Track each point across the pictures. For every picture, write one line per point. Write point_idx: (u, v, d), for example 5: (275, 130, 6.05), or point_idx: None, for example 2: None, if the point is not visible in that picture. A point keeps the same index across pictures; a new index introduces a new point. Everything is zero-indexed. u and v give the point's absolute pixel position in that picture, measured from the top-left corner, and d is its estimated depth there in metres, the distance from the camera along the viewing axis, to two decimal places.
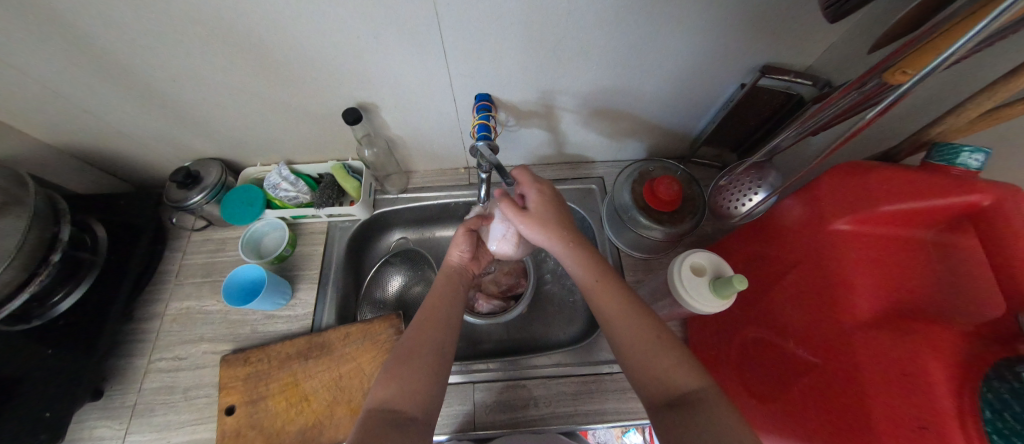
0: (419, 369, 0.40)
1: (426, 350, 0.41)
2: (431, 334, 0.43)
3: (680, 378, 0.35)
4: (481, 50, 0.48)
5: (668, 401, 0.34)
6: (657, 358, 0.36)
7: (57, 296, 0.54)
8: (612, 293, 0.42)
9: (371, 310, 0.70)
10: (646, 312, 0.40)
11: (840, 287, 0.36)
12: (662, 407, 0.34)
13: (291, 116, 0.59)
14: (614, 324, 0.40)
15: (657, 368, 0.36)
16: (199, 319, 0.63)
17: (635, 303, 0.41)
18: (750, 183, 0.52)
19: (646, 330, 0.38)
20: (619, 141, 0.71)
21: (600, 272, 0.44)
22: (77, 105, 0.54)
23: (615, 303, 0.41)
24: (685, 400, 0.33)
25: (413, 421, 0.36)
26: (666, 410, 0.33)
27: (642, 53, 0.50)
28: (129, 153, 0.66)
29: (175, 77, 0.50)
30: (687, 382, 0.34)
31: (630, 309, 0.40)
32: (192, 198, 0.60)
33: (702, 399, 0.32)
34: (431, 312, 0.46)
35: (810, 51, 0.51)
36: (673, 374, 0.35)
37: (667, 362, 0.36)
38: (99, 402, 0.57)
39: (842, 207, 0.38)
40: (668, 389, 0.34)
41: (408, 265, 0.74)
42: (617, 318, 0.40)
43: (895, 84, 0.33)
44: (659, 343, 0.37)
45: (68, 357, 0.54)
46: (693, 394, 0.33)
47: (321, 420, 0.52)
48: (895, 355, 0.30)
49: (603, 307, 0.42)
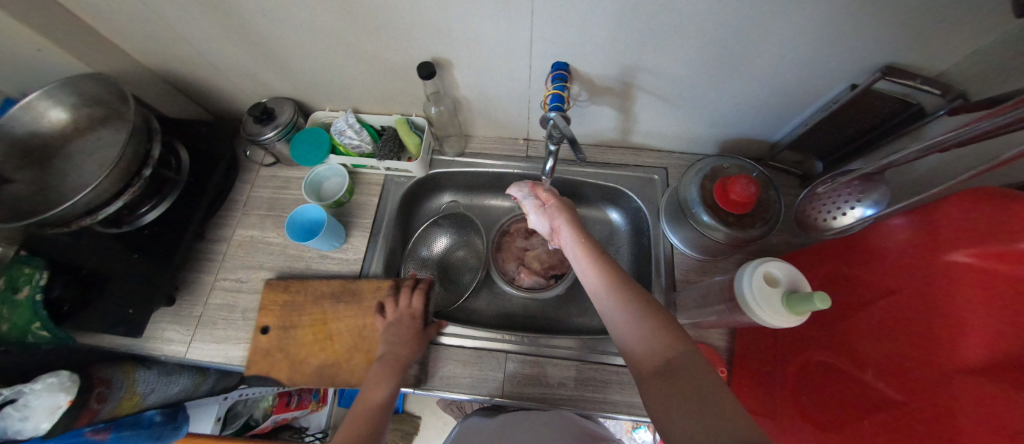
0: (390, 378, 0.50)
1: (394, 365, 0.52)
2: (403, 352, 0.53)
3: (662, 345, 0.36)
4: (570, 15, 0.45)
5: (654, 370, 0.35)
6: (639, 325, 0.39)
7: (144, 207, 0.60)
8: (602, 268, 0.46)
9: (416, 266, 0.72)
10: (631, 287, 0.43)
11: (947, 326, 0.32)
12: (650, 377, 0.36)
13: (365, 64, 0.59)
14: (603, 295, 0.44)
15: (640, 336, 0.38)
16: (260, 248, 0.67)
17: (623, 276, 0.44)
18: (847, 195, 0.47)
19: (630, 299, 0.41)
20: (693, 132, 0.66)
21: (597, 253, 0.48)
22: (174, 29, 0.57)
23: (606, 274, 0.45)
24: (669, 368, 0.34)
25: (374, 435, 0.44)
26: (652, 379, 0.35)
27: (747, 36, 0.45)
28: (213, 83, 0.69)
29: (261, 11, 0.51)
30: (670, 350, 0.36)
31: (618, 279, 0.44)
32: (265, 134, 0.63)
33: (685, 366, 0.34)
34: (404, 333, 0.55)
35: (955, 52, 0.43)
36: (656, 342, 0.37)
37: (649, 331, 0.38)
38: (172, 308, 0.63)
39: (968, 236, 0.33)
40: (653, 359, 0.36)
41: (456, 228, 0.75)
42: (608, 288, 0.43)
43: None
44: (641, 308, 0.40)
45: (149, 263, 0.60)
46: (677, 362, 0.34)
47: (340, 361, 0.56)
48: (1003, 407, 0.26)
49: (595, 281, 0.45)
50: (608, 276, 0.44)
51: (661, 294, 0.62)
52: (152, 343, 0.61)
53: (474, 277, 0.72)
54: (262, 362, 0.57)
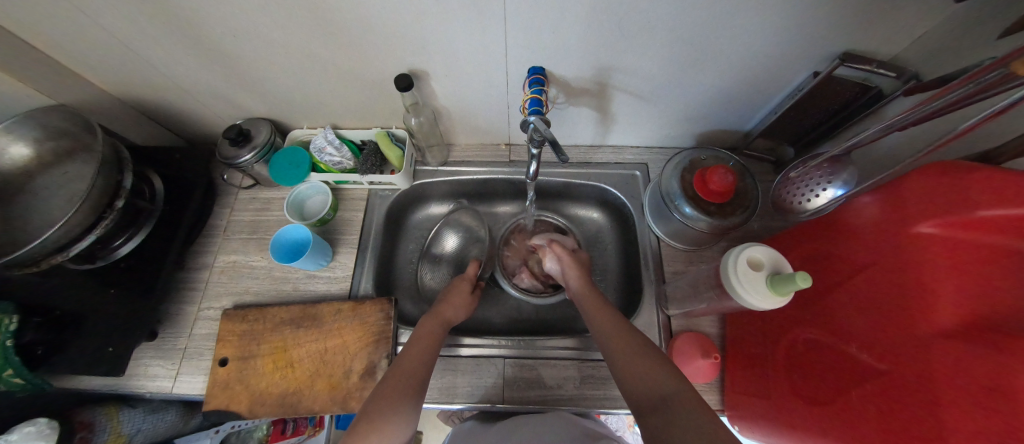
0: (397, 404, 0.40)
1: (405, 387, 0.42)
2: (414, 372, 0.44)
3: (657, 382, 0.38)
4: (541, 19, 0.46)
5: (651, 405, 0.36)
6: (637, 364, 0.41)
7: (119, 240, 0.58)
8: (607, 318, 0.49)
9: (432, 267, 0.73)
10: (631, 332, 0.45)
11: (918, 295, 0.34)
12: (648, 411, 0.36)
13: (341, 79, 0.59)
14: (607, 338, 0.46)
15: (637, 374, 0.40)
16: (244, 273, 0.65)
17: (623, 323, 0.47)
18: (818, 177, 0.49)
19: (629, 341, 0.44)
20: (669, 127, 0.68)
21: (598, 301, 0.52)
22: (140, 56, 0.55)
23: (608, 321, 0.48)
24: (665, 402, 0.35)
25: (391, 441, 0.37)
26: (651, 414, 0.36)
27: (714, 32, 0.47)
28: (184, 108, 0.68)
29: (233, 33, 0.51)
30: (666, 388, 0.37)
31: (621, 327, 0.46)
32: (243, 156, 0.62)
33: (680, 401, 0.35)
34: (415, 352, 0.46)
35: (905, 36, 0.45)
36: (653, 380, 0.38)
37: (646, 369, 0.40)
38: (153, 342, 0.61)
39: (932, 209, 0.35)
40: (651, 394, 0.37)
41: (463, 226, 0.75)
42: (611, 334, 0.46)
43: (1021, 77, 0.29)
44: (639, 350, 0.42)
45: (130, 298, 0.57)
46: (671, 398, 0.35)
47: (302, 389, 0.54)
48: (979, 369, 0.28)
49: (599, 325, 0.48)
50: (610, 323, 0.47)
51: (651, 287, 0.63)
52: (134, 381, 0.58)
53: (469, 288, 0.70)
54: (219, 396, 0.54)
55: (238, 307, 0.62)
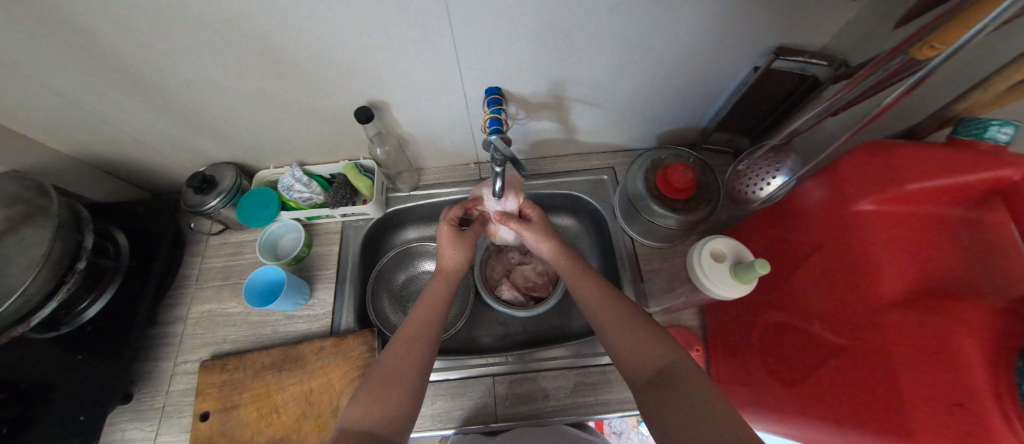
0: (399, 390, 0.41)
1: (407, 371, 0.42)
2: (412, 353, 0.44)
3: (652, 354, 0.39)
4: (490, 43, 0.48)
5: (647, 380, 0.38)
6: (630, 339, 0.41)
7: (84, 302, 0.55)
8: (589, 284, 0.48)
9: (388, 263, 0.73)
10: (624, 303, 0.45)
11: (866, 268, 0.37)
12: (643, 385, 0.38)
13: (302, 117, 0.59)
14: (596, 311, 0.45)
15: (630, 347, 0.40)
16: (221, 321, 0.64)
17: (612, 292, 0.46)
18: (767, 166, 0.52)
19: (620, 315, 0.43)
20: (629, 130, 0.70)
21: (580, 265, 0.51)
22: (95, 113, 0.55)
23: (593, 291, 0.46)
24: (662, 377, 0.37)
25: (377, 438, 0.38)
26: (647, 389, 0.37)
27: (654, 40, 0.49)
28: (146, 160, 0.67)
29: (187, 82, 0.51)
30: (661, 358, 0.38)
31: (612, 299, 0.45)
32: (208, 203, 0.61)
33: (676, 375, 0.36)
34: (416, 329, 0.47)
35: (825, 31, 0.49)
36: (648, 352, 0.39)
37: (640, 341, 0.40)
38: (129, 405, 0.58)
39: (866, 186, 0.37)
40: (646, 367, 0.39)
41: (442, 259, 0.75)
42: (597, 307, 0.45)
43: (922, 59, 0.32)
44: (632, 322, 0.42)
45: (101, 360, 0.55)
46: (668, 369, 0.37)
47: (289, 434, 0.52)
48: (928, 335, 0.31)
49: (585, 296, 0.47)
50: (596, 295, 0.46)
51: (630, 287, 0.64)
52: None
53: (460, 316, 0.70)
54: None
55: (216, 357, 0.60)
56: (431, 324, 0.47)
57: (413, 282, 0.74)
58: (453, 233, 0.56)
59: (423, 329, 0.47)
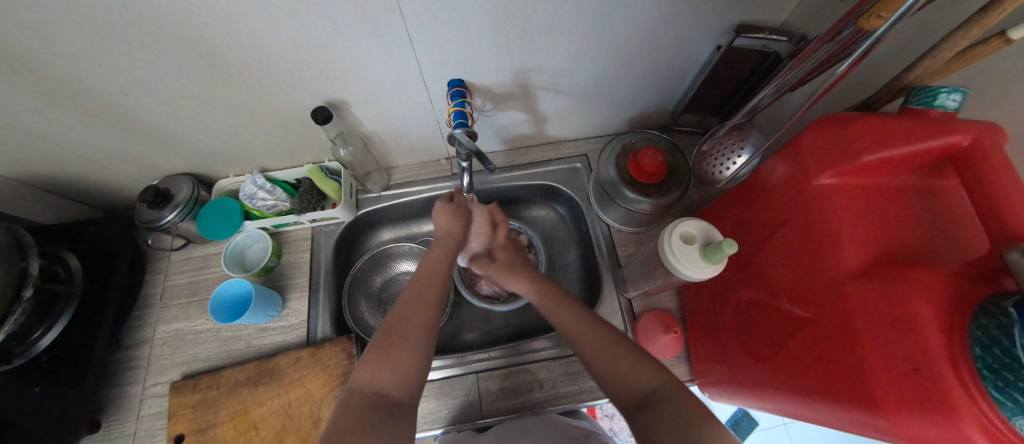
0: (410, 348, 0.41)
1: (415, 333, 0.43)
2: (420, 315, 0.44)
3: (640, 377, 0.38)
4: (447, 34, 0.46)
5: (639, 403, 0.37)
6: (619, 365, 0.40)
7: (36, 332, 0.51)
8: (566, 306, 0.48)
9: (366, 264, 0.71)
10: (604, 326, 0.44)
11: (829, 242, 0.37)
12: (635, 410, 0.37)
13: (256, 120, 0.57)
14: (579, 342, 0.44)
15: (614, 369, 0.40)
16: (190, 339, 0.61)
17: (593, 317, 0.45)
18: (732, 145, 0.54)
19: (603, 340, 0.42)
20: (599, 116, 0.70)
21: (556, 295, 0.50)
22: (24, 131, 0.51)
23: (574, 318, 0.46)
24: (651, 400, 0.36)
25: (401, 406, 0.38)
26: (639, 412, 0.36)
27: (615, 23, 0.48)
28: (91, 177, 0.63)
29: (125, 91, 0.48)
30: (649, 382, 0.38)
31: (594, 327, 0.44)
32: (165, 217, 0.58)
33: (666, 397, 0.36)
34: (419, 293, 0.47)
35: (784, 6, 0.49)
36: (635, 376, 0.38)
37: (630, 368, 0.39)
38: (98, 434, 0.56)
39: (826, 160, 0.38)
40: (635, 393, 0.38)
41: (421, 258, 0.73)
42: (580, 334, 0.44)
43: (872, 29, 0.32)
44: (615, 351, 0.41)
45: (62, 391, 0.52)
46: (657, 393, 0.37)
47: None
48: (887, 303, 0.31)
49: (564, 323, 0.46)
50: (579, 323, 0.45)
51: (609, 274, 0.64)
52: None
53: (440, 315, 0.69)
54: None
55: (187, 377, 0.58)
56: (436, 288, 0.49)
57: (391, 284, 0.72)
58: (445, 203, 0.57)
59: (425, 296, 0.47)
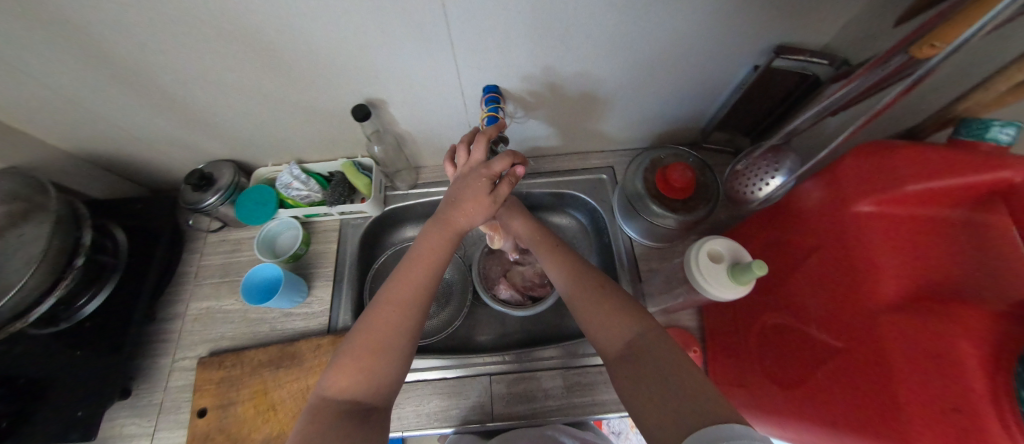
0: (388, 360, 0.40)
1: (389, 342, 0.40)
2: (398, 324, 0.41)
3: (625, 331, 0.39)
4: (488, 42, 0.47)
5: (618, 355, 0.39)
6: (602, 313, 0.41)
7: (82, 299, 0.55)
8: (562, 255, 0.49)
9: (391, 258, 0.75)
10: (595, 276, 0.45)
11: (866, 271, 0.36)
12: (615, 360, 0.39)
13: (299, 114, 0.59)
14: (569, 284, 0.46)
15: (603, 325, 0.41)
16: (219, 318, 0.64)
17: (602, 285, 0.44)
18: (766, 167, 0.53)
19: (590, 287, 0.44)
20: (628, 129, 0.70)
21: (554, 241, 0.52)
22: (93, 111, 0.55)
23: (583, 290, 0.44)
24: (631, 353, 0.37)
25: (374, 410, 0.38)
26: (618, 363, 0.38)
27: (651, 37, 0.49)
28: (144, 157, 0.67)
29: (185, 80, 0.51)
30: (628, 333, 0.39)
31: (601, 297, 0.42)
32: (206, 200, 0.61)
33: (643, 348, 0.37)
34: (399, 294, 0.43)
35: (827, 30, 0.48)
36: (622, 329, 0.39)
37: (610, 315, 0.41)
38: (128, 400, 0.59)
39: (866, 188, 0.37)
40: (613, 343, 0.39)
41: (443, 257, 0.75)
42: (586, 304, 0.43)
43: (924, 58, 0.32)
44: (598, 294, 0.43)
45: (100, 356, 0.55)
46: (636, 344, 0.38)
47: (285, 431, 0.52)
48: (925, 337, 0.30)
49: (574, 293, 0.45)
50: (590, 294, 0.43)
51: (628, 287, 0.64)
52: None
53: (456, 315, 0.71)
54: None
55: (214, 354, 0.60)
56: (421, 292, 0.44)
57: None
58: None
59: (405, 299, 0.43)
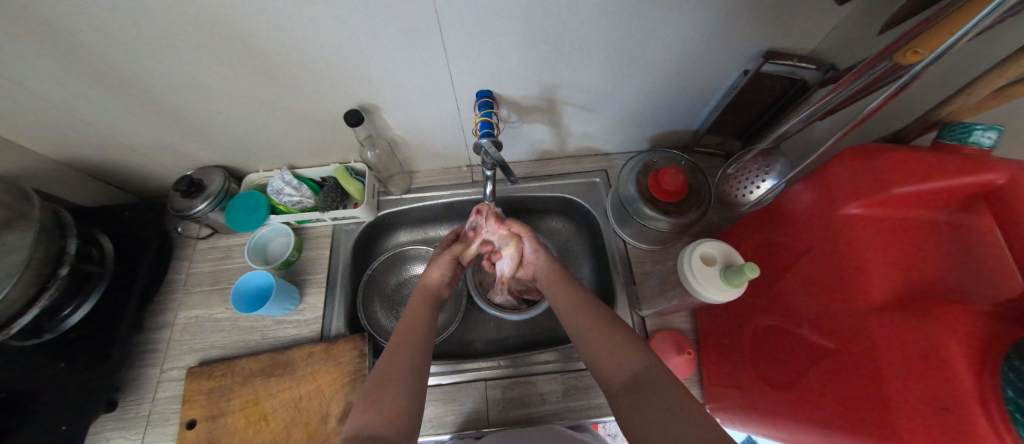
0: (399, 389, 0.39)
1: (401, 373, 0.40)
2: (401, 356, 0.42)
3: (628, 361, 0.39)
4: (480, 47, 0.47)
5: (623, 386, 0.37)
6: (608, 345, 0.41)
7: (67, 309, 0.54)
8: (566, 289, 0.50)
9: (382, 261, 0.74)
10: (598, 308, 0.45)
11: (854, 273, 0.37)
12: (619, 392, 0.37)
13: (291, 119, 0.59)
14: (570, 315, 0.46)
15: (607, 355, 0.40)
16: (209, 326, 0.63)
17: (608, 316, 0.43)
18: (757, 170, 0.54)
19: (594, 319, 0.44)
20: (621, 133, 0.70)
21: (561, 272, 0.53)
22: (77, 116, 0.54)
23: (589, 320, 0.44)
24: (636, 384, 0.36)
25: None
26: (622, 395, 0.37)
27: (644, 42, 0.49)
28: (131, 163, 0.66)
29: (174, 85, 0.51)
30: (636, 364, 0.38)
31: (606, 329, 0.42)
32: (196, 207, 0.60)
33: (651, 381, 0.36)
34: (404, 334, 0.45)
35: (814, 35, 0.49)
36: (625, 359, 0.39)
37: (617, 347, 0.40)
38: (115, 412, 0.57)
39: (853, 191, 0.38)
40: (621, 373, 0.38)
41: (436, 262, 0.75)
42: (592, 334, 0.43)
43: (908, 64, 0.33)
44: (606, 327, 0.42)
45: (85, 368, 0.54)
46: (642, 376, 0.37)
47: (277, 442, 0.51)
48: (913, 338, 0.31)
49: (579, 325, 0.45)
50: (595, 325, 0.43)
51: (623, 290, 0.64)
52: None
53: (452, 320, 0.69)
54: None
55: (204, 363, 0.59)
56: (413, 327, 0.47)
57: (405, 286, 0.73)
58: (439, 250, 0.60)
59: (411, 336, 0.45)
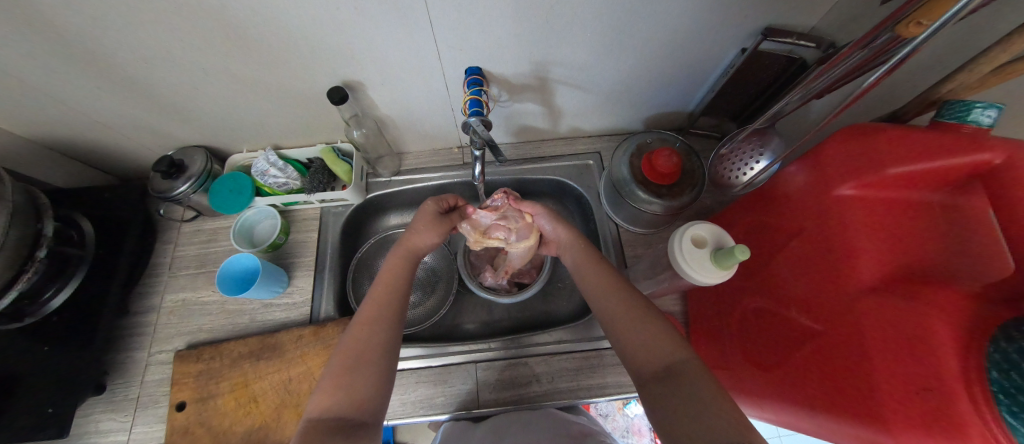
0: (366, 373, 0.38)
1: (371, 353, 0.39)
2: (374, 336, 0.41)
3: (664, 353, 0.38)
4: (469, 20, 0.45)
5: (655, 373, 0.37)
6: (642, 335, 0.39)
7: (48, 292, 0.53)
8: (599, 275, 0.46)
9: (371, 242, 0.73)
10: (634, 295, 0.43)
11: (845, 256, 0.37)
12: (650, 379, 0.37)
13: (272, 97, 0.57)
14: (599, 301, 0.45)
15: (641, 343, 0.39)
16: (196, 310, 0.62)
17: (643, 306, 0.42)
18: (751, 150, 0.53)
19: (626, 307, 0.42)
20: (615, 113, 0.68)
21: (592, 257, 0.49)
22: (45, 93, 0.51)
23: (623, 307, 0.42)
24: (668, 373, 0.36)
25: (362, 426, 0.35)
26: (653, 384, 0.36)
27: (640, 17, 0.47)
28: (108, 143, 0.63)
29: (145, 60, 0.48)
30: (672, 354, 0.37)
31: (643, 318, 0.41)
32: (177, 188, 0.58)
33: (682, 371, 0.35)
34: (377, 310, 0.43)
35: (816, 11, 0.47)
36: (658, 349, 0.38)
37: (653, 336, 0.39)
38: (103, 395, 0.57)
39: (847, 171, 0.37)
40: (653, 363, 0.37)
41: None
42: (625, 323, 0.41)
43: (909, 37, 0.31)
44: (643, 315, 0.41)
45: (67, 352, 0.53)
46: (675, 366, 0.36)
47: (268, 422, 0.52)
48: (901, 320, 0.31)
49: (610, 313, 0.43)
50: (629, 313, 0.41)
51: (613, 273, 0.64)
52: (84, 440, 0.54)
53: (442, 304, 0.70)
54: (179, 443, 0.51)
55: (192, 347, 0.59)
56: (392, 303, 0.44)
57: None
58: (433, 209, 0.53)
59: (385, 311, 0.43)
